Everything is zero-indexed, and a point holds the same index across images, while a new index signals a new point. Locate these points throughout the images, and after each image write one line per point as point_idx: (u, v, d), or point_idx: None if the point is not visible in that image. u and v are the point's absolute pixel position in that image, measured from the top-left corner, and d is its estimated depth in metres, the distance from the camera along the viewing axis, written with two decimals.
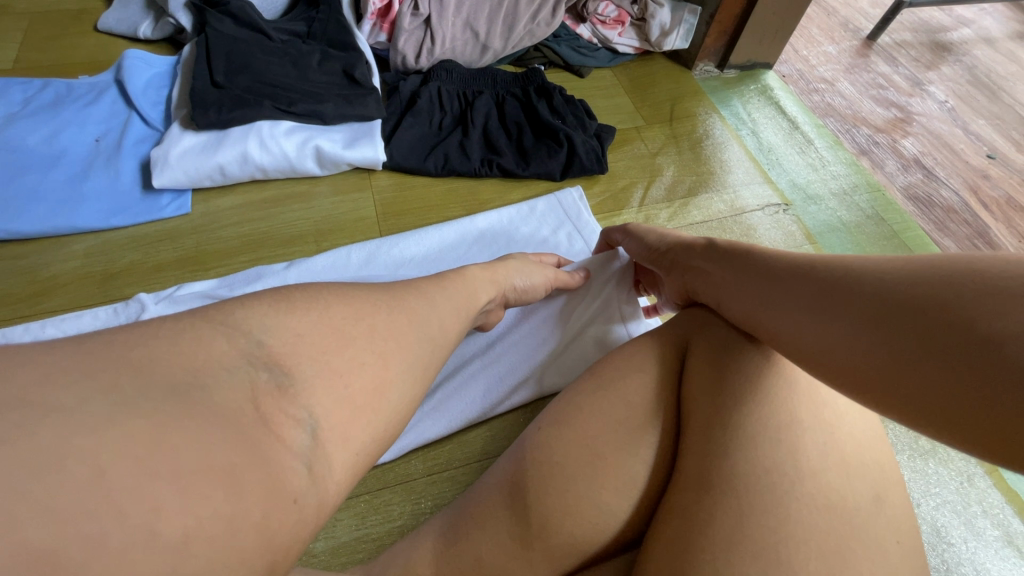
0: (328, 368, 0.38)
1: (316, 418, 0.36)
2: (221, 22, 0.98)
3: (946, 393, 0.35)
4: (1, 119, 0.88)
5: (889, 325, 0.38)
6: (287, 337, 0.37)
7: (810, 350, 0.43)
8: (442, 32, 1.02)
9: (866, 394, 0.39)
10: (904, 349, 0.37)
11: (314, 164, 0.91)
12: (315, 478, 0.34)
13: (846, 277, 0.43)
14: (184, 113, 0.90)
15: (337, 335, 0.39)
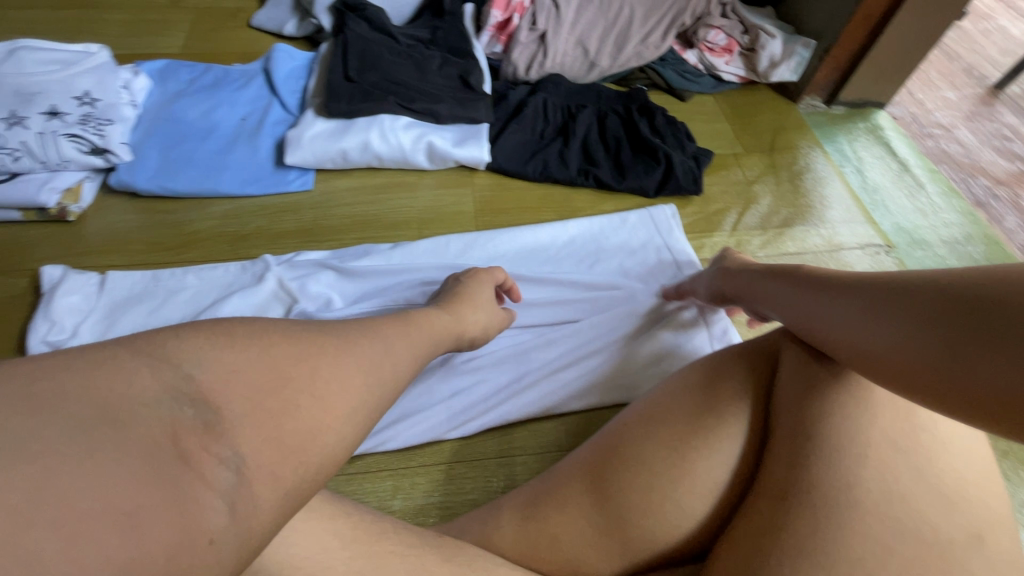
0: (260, 407, 0.34)
1: (242, 457, 0.33)
2: (358, 24, 1.09)
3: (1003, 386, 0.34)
4: (169, 94, 1.02)
5: (934, 325, 0.38)
6: (218, 373, 0.34)
7: (863, 357, 0.43)
8: (555, 47, 1.07)
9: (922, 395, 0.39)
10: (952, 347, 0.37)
11: (424, 158, 0.98)
12: (237, 516, 0.32)
13: (898, 280, 0.43)
14: (318, 102, 1.00)
15: (275, 370, 0.36)
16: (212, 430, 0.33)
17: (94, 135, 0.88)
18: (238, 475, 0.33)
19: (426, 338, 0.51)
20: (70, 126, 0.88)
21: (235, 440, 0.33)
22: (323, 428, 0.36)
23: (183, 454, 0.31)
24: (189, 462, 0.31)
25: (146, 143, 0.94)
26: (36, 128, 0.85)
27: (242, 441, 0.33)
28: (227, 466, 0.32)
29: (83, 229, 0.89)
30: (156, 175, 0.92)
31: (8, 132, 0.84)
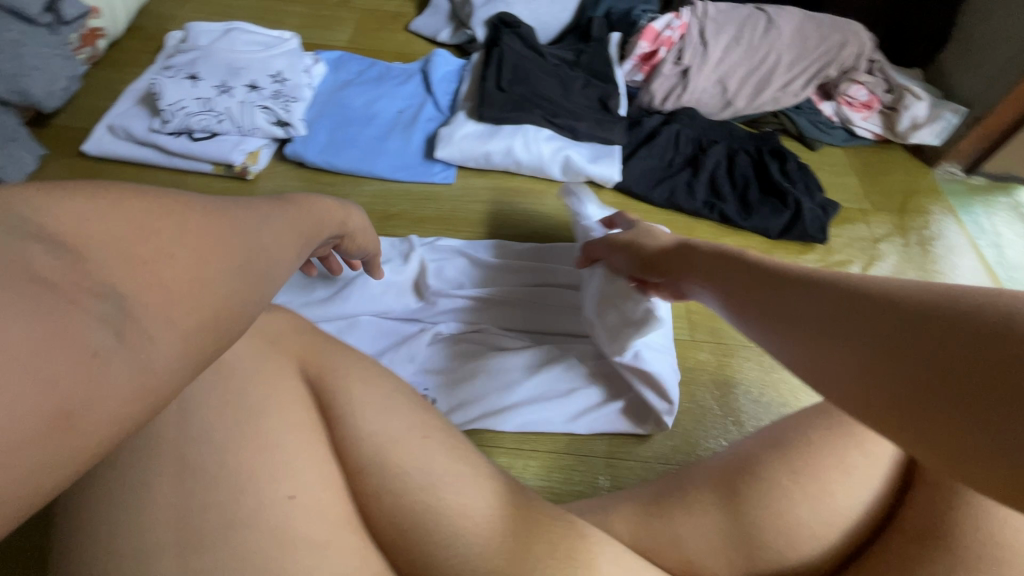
0: (129, 254, 0.30)
1: (125, 294, 0.29)
2: (512, 40, 1.17)
3: (949, 424, 0.26)
4: (340, 82, 1.13)
5: (877, 326, 0.31)
6: (73, 218, 0.29)
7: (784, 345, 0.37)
8: (696, 83, 1.11)
9: (834, 395, 0.33)
10: (881, 352, 0.30)
11: (559, 171, 1.03)
12: (130, 345, 0.28)
13: (856, 288, 0.34)
14: (469, 105, 1.09)
15: (140, 221, 0.31)
16: (75, 269, 0.28)
17: (281, 110, 1.01)
18: (119, 309, 0.28)
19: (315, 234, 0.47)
20: (265, 99, 1.01)
21: (114, 280, 0.29)
22: (208, 279, 0.32)
23: (50, 281, 0.27)
24: (75, 301, 0.27)
25: (318, 123, 1.06)
26: (239, 97, 0.99)
27: (136, 287, 0.29)
28: (110, 303, 0.28)
29: (256, 188, 1.00)
30: (324, 152, 1.03)
31: (218, 97, 0.98)
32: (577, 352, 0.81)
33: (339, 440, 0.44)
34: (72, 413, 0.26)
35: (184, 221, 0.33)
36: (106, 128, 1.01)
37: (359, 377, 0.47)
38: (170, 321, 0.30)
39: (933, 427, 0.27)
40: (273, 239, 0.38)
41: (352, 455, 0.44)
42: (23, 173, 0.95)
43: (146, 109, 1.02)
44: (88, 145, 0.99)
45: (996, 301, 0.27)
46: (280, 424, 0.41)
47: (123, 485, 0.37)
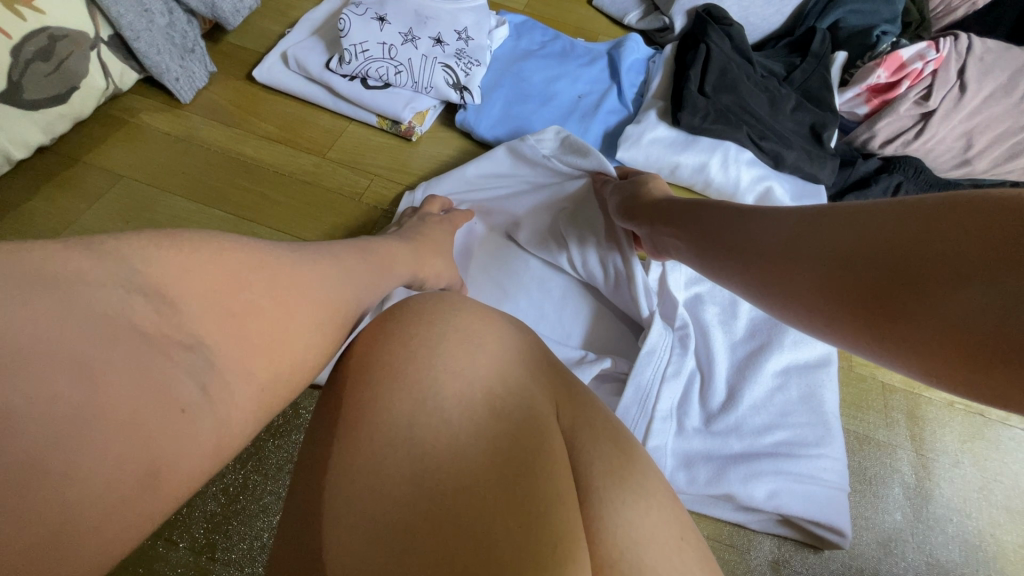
0: (221, 307, 0.39)
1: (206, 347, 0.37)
2: (721, 39, 0.98)
3: (957, 316, 0.36)
4: (520, 51, 1.03)
5: (888, 240, 0.40)
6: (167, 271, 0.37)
7: (802, 290, 0.46)
8: (937, 131, 0.92)
9: (859, 324, 0.42)
10: (895, 274, 0.39)
11: (753, 200, 0.91)
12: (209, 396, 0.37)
13: (833, 206, 0.46)
14: (661, 105, 0.95)
15: (226, 273, 0.40)
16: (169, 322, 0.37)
17: (462, 71, 0.92)
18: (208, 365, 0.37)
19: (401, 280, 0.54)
20: (447, 57, 0.92)
21: (198, 331, 0.37)
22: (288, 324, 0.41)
23: (149, 337, 0.36)
24: (167, 356, 0.36)
25: (493, 93, 0.96)
26: (422, 50, 0.91)
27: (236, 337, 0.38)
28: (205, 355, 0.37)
29: (416, 152, 0.93)
30: (496, 127, 0.93)
31: (401, 46, 0.90)
32: (768, 431, 0.64)
33: (591, 520, 0.37)
34: (156, 472, 0.34)
35: (268, 275, 0.41)
36: (278, 56, 0.96)
37: (599, 456, 0.39)
38: (245, 377, 0.39)
39: (950, 327, 0.36)
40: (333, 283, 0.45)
41: (601, 549, 0.36)
42: (193, 90, 0.92)
43: (323, 43, 0.95)
44: (259, 71, 0.94)
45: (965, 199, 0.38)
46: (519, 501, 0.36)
47: (399, 518, 0.34)
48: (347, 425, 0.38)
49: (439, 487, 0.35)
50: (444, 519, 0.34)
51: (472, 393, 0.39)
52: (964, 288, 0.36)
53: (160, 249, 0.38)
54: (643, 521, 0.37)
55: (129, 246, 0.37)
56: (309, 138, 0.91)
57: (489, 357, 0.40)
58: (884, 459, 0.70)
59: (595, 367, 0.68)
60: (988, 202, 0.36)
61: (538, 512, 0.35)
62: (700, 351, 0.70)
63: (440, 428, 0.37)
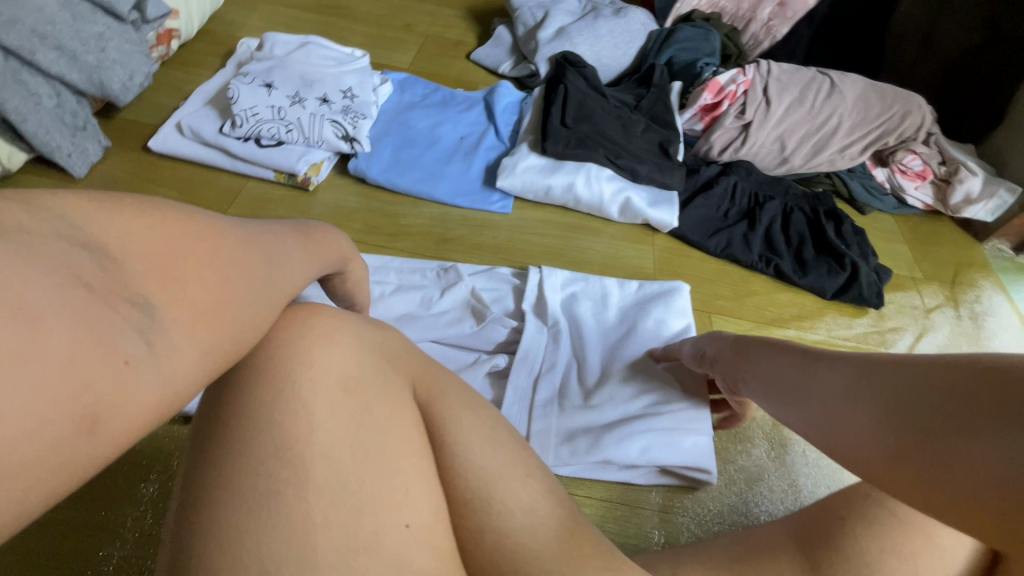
0: (164, 271, 0.36)
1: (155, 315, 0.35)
2: (577, 80, 1.15)
3: (963, 476, 0.37)
4: (406, 103, 1.15)
5: None
6: (112, 231, 0.35)
7: (867, 453, 0.45)
8: (756, 138, 1.12)
9: (908, 486, 0.41)
10: (939, 439, 0.39)
11: (616, 211, 1.05)
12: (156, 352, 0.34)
13: None
14: (532, 138, 1.09)
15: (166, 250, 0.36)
16: (116, 277, 0.34)
17: (349, 125, 1.02)
18: (152, 322, 0.34)
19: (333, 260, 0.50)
20: (335, 113, 1.02)
21: (144, 289, 0.34)
22: None
23: (95, 288, 0.32)
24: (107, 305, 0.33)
25: (382, 141, 1.07)
26: (310, 109, 1.01)
27: (165, 297, 0.35)
28: (145, 312, 0.34)
29: (315, 200, 1.00)
30: (386, 170, 1.03)
31: (290, 107, 1.00)
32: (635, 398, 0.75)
33: (445, 465, 0.44)
34: None
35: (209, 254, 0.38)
36: (173, 125, 1.02)
37: (451, 418, 0.46)
38: (191, 339, 0.36)
39: (981, 493, 0.36)
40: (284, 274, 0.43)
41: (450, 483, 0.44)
42: (87, 164, 0.96)
43: (215, 111, 1.02)
44: (154, 141, 1.00)
45: None
46: (392, 452, 0.42)
47: (268, 488, 0.39)
48: (228, 415, 0.43)
49: (302, 455, 0.41)
50: (311, 481, 0.40)
51: (326, 377, 0.43)
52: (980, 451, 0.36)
53: (114, 216, 0.35)
54: (494, 466, 0.45)
55: (62, 202, 0.34)
56: (207, 198, 0.97)
57: (344, 347, 0.45)
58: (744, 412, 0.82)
59: (487, 365, 0.77)
60: (983, 368, 0.39)
61: (395, 466, 0.42)
62: (576, 341, 0.80)
63: (297, 409, 0.42)
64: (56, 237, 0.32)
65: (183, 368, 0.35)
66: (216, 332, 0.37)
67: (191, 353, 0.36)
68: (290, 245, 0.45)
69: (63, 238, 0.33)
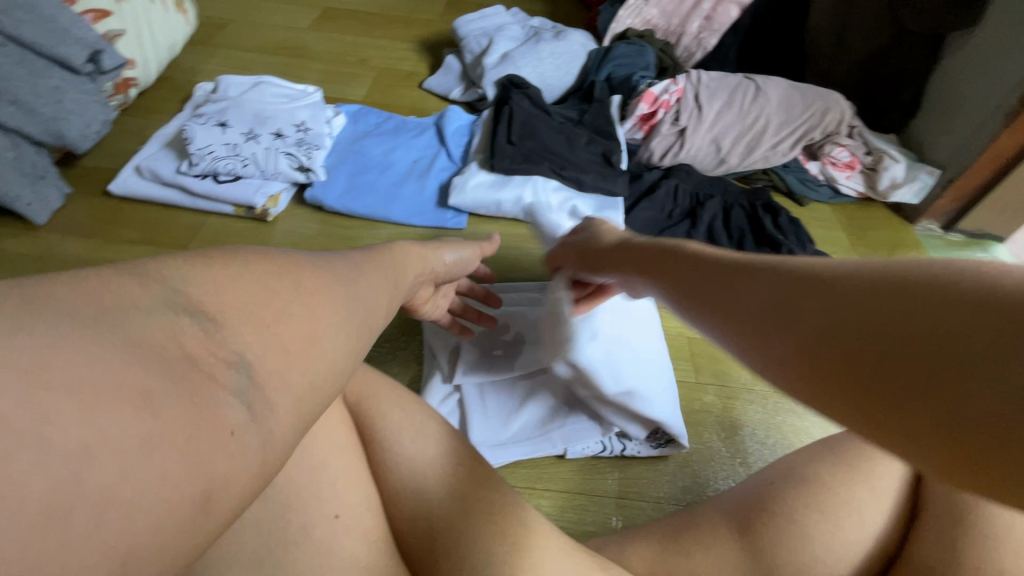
0: (259, 319, 0.32)
1: (249, 362, 0.30)
2: (521, 100, 1.22)
3: (924, 400, 0.27)
4: (360, 132, 1.20)
5: (912, 330, 0.28)
6: (209, 289, 0.31)
7: (778, 355, 0.36)
8: (692, 142, 1.19)
9: (806, 381, 0.33)
10: (910, 357, 0.28)
11: (566, 219, 1.10)
12: (257, 417, 0.29)
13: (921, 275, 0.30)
14: (482, 157, 1.15)
15: (261, 291, 0.33)
16: (214, 339, 0.29)
17: (304, 156, 1.07)
18: (250, 380, 0.30)
19: (393, 279, 0.48)
20: (289, 146, 1.07)
21: (238, 345, 0.30)
22: None
23: (189, 357, 0.28)
24: (201, 366, 0.28)
25: (337, 169, 1.12)
26: (264, 144, 1.05)
27: (253, 347, 0.31)
28: (239, 371, 0.29)
29: (275, 230, 1.04)
30: (342, 197, 1.07)
31: (244, 143, 1.04)
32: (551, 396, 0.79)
33: (379, 459, 0.50)
34: None
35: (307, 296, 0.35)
36: (132, 169, 1.06)
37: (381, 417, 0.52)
38: (290, 387, 0.31)
39: (934, 420, 0.26)
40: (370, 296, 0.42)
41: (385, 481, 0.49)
42: (49, 212, 0.99)
43: (173, 152, 1.07)
44: (114, 185, 1.03)
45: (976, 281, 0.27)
46: (324, 450, 0.45)
47: None
48: None
49: None
50: None
51: None
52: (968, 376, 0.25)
53: (195, 273, 0.31)
54: (423, 457, 0.51)
55: (172, 271, 0.31)
56: (169, 235, 1.00)
57: None
58: (696, 399, 0.86)
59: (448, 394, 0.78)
60: (983, 283, 0.27)
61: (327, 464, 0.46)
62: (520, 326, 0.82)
63: None
64: (154, 304, 0.29)
65: (281, 421, 0.30)
66: (313, 385, 0.33)
67: (289, 401, 0.31)
68: (362, 274, 0.43)
69: (172, 310, 0.29)
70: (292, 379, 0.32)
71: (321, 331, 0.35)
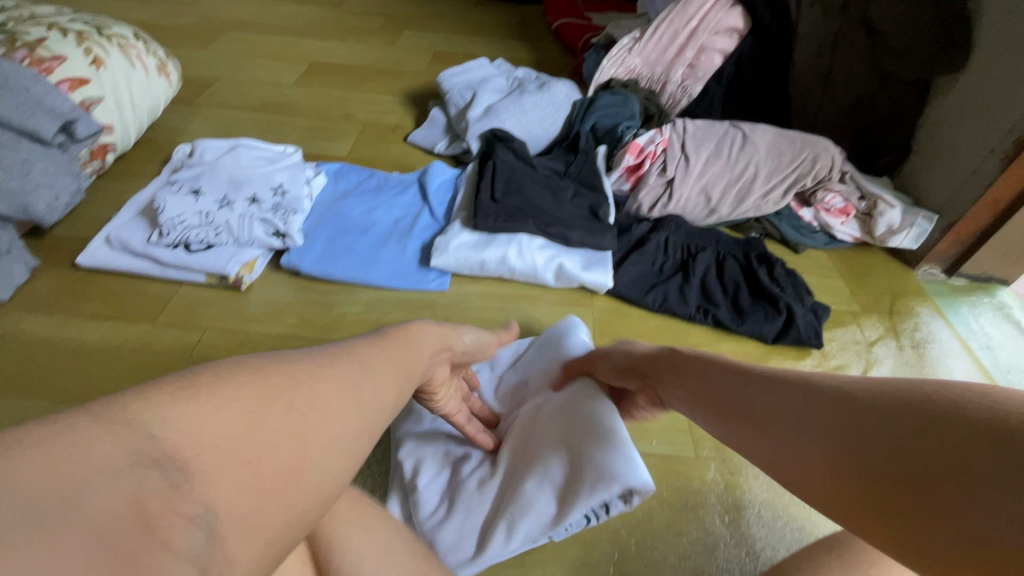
0: (237, 456, 0.32)
1: (215, 514, 0.30)
2: (505, 154, 1.20)
3: (946, 520, 0.34)
4: (341, 192, 1.18)
5: (920, 446, 0.37)
6: (184, 429, 0.31)
7: (809, 470, 0.43)
8: (680, 192, 1.16)
9: (851, 504, 0.40)
10: (923, 476, 0.36)
11: (552, 277, 1.06)
12: (216, 572, 0.29)
13: (922, 397, 0.39)
14: (464, 214, 1.12)
15: (244, 415, 0.34)
16: (181, 489, 0.30)
17: (280, 221, 1.03)
18: (214, 531, 0.30)
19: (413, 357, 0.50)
20: (265, 212, 1.04)
21: (207, 494, 0.30)
22: None
23: (151, 523, 0.27)
24: (155, 527, 0.27)
25: (316, 232, 1.09)
26: (239, 210, 1.02)
27: (218, 493, 0.31)
28: (204, 526, 0.29)
29: (248, 298, 1.00)
30: (319, 261, 1.04)
31: (218, 211, 1.01)
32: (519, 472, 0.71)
33: None
34: None
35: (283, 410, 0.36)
36: (103, 239, 1.02)
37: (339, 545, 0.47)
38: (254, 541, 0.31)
39: (953, 539, 0.33)
40: (377, 397, 0.42)
41: None
42: (11, 287, 0.95)
43: (146, 221, 1.03)
44: (82, 257, 0.99)
45: (978, 414, 0.35)
46: None
47: None
48: None
49: None
50: None
51: None
52: (975, 496, 0.33)
53: (167, 414, 0.31)
54: None
55: (136, 412, 0.31)
56: (136, 308, 0.96)
57: None
58: (695, 476, 0.80)
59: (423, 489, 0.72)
60: (965, 411, 0.36)
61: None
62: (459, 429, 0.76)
63: None
64: (118, 462, 0.28)
65: (243, 571, 0.30)
66: (289, 524, 0.34)
67: (251, 547, 0.31)
68: (370, 370, 0.43)
69: (136, 461, 0.29)
70: (295, 478, 0.34)
71: (307, 458, 0.36)
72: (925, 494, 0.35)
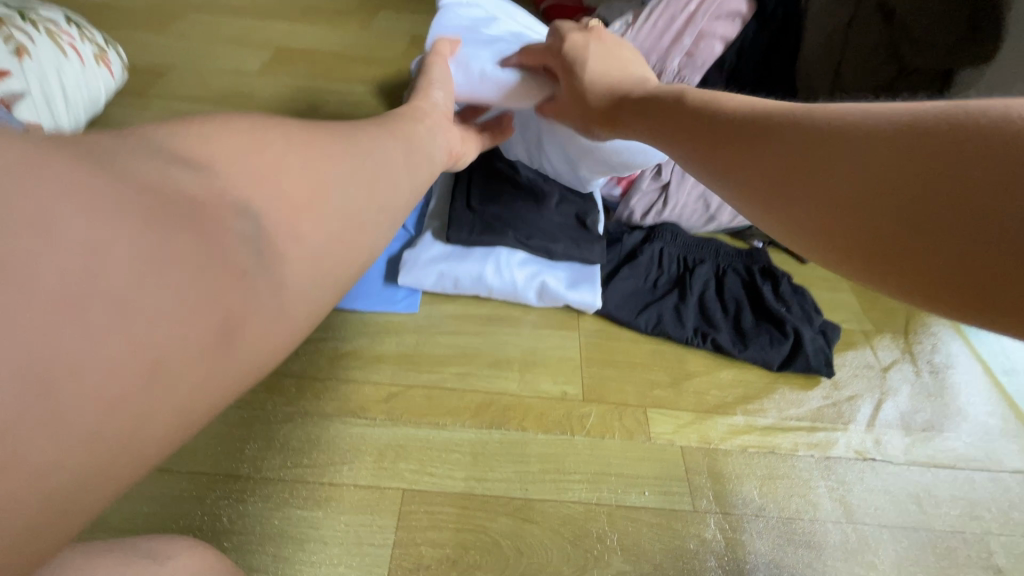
0: (258, 177, 0.35)
1: (257, 217, 0.34)
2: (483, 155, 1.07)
3: (967, 241, 0.36)
4: None
5: (923, 185, 0.39)
6: (198, 148, 0.34)
7: (808, 217, 0.47)
8: (677, 198, 1.04)
9: (853, 251, 0.43)
10: (951, 200, 0.37)
11: (535, 296, 0.94)
12: (261, 266, 0.33)
13: (928, 130, 0.41)
14: (437, 224, 1.01)
15: (254, 146, 0.37)
16: (212, 186, 0.33)
17: None
18: (259, 230, 0.34)
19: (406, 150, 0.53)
20: None
21: (240, 198, 0.34)
22: None
23: (181, 211, 0.31)
24: (192, 217, 0.31)
25: None
26: None
27: (258, 200, 0.34)
28: (248, 220, 0.34)
29: None
30: None
31: None
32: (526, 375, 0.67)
33: None
34: None
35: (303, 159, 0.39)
36: None
37: None
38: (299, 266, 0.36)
39: (948, 257, 0.37)
40: (384, 165, 0.47)
41: None
42: None
43: None
44: None
45: (987, 140, 0.37)
46: None
47: None
48: None
49: None
50: None
51: None
52: (960, 227, 0.37)
53: (181, 145, 0.34)
54: None
55: (127, 151, 0.31)
56: None
57: None
58: (691, 532, 0.71)
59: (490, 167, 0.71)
60: (958, 131, 0.39)
61: None
62: None
63: None
64: (133, 158, 0.31)
65: (293, 291, 0.35)
66: (329, 270, 0.38)
67: (300, 269, 0.36)
68: (386, 149, 0.48)
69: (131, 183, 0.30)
70: (304, 228, 0.36)
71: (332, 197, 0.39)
72: (926, 219, 0.39)
